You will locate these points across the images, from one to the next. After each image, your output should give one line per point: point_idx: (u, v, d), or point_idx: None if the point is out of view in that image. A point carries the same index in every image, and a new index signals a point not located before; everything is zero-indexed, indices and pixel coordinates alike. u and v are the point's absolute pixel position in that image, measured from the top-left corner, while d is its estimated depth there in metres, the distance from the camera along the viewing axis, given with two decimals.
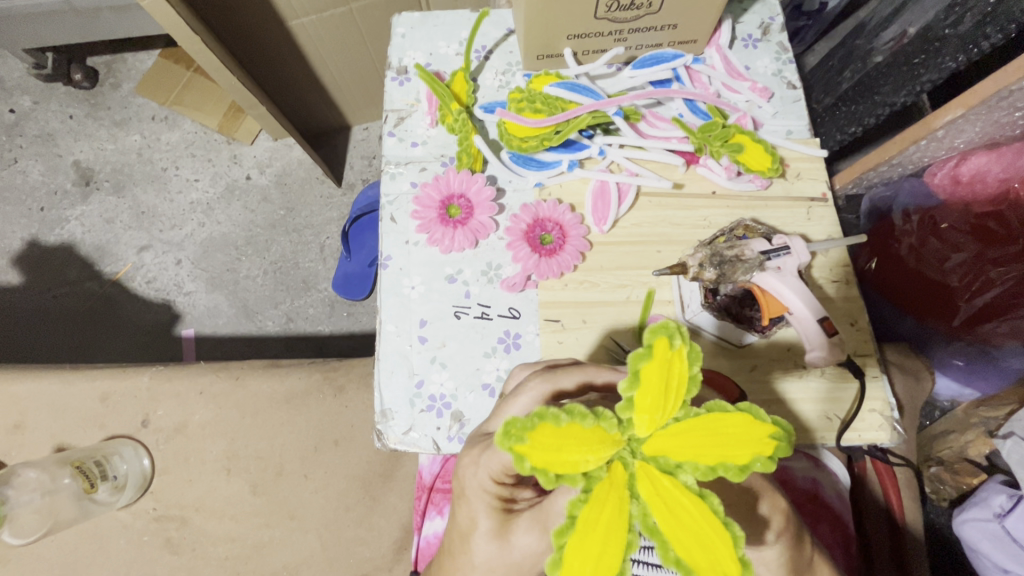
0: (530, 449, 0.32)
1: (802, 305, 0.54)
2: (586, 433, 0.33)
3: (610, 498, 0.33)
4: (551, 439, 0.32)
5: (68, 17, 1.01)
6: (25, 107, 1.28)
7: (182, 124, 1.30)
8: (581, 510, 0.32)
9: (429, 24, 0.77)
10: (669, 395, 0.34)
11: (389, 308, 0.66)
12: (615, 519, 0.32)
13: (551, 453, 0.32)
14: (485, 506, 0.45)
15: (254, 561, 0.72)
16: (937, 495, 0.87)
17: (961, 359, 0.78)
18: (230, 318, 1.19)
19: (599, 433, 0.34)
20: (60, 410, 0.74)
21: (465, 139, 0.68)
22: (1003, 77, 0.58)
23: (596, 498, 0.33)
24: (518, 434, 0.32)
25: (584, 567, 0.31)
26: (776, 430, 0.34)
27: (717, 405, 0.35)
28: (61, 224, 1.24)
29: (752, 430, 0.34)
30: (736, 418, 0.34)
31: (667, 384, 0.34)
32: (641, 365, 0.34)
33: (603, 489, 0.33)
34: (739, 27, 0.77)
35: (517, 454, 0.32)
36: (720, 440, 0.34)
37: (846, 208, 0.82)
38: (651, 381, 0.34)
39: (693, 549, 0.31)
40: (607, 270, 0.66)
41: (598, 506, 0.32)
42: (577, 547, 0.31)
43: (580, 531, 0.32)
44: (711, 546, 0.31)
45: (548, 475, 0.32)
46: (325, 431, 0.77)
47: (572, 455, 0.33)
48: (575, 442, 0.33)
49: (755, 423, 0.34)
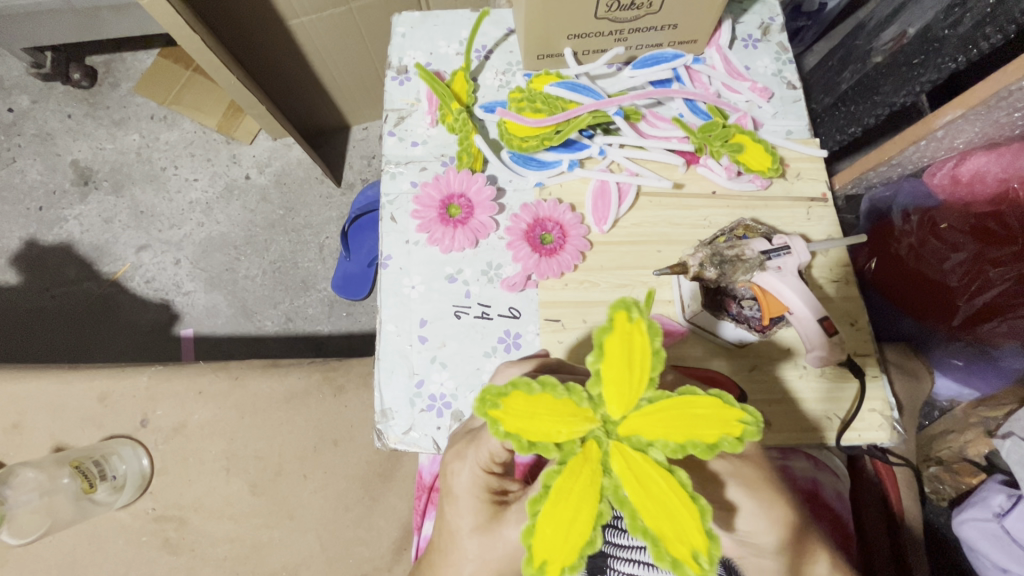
0: (505, 416, 0.36)
1: (802, 303, 0.55)
2: (558, 407, 0.37)
3: (583, 471, 0.36)
4: (526, 408, 0.36)
5: (67, 16, 1.00)
6: (24, 106, 1.28)
7: (181, 123, 1.29)
8: (554, 480, 0.35)
9: (429, 24, 0.77)
10: (634, 370, 0.37)
11: (389, 307, 0.66)
12: (586, 490, 0.35)
13: (525, 421, 0.36)
14: (474, 501, 0.47)
15: (253, 561, 0.72)
16: (936, 495, 0.87)
17: (961, 359, 0.78)
18: (229, 318, 1.19)
19: (571, 406, 0.37)
20: (58, 409, 0.74)
21: (465, 138, 0.68)
22: (1002, 77, 0.58)
23: (568, 470, 0.35)
24: (495, 401, 0.36)
25: (557, 533, 0.34)
26: (744, 415, 0.35)
27: (688, 389, 0.37)
28: (60, 223, 1.24)
29: (721, 412, 0.36)
30: (706, 402, 0.36)
31: (633, 361, 0.37)
32: (605, 341, 0.38)
33: (576, 462, 0.36)
34: (739, 27, 0.77)
35: (493, 419, 0.36)
36: (688, 419, 0.36)
37: (846, 208, 0.80)
38: (616, 356, 0.37)
39: (660, 519, 0.34)
40: (607, 270, 0.66)
41: (570, 478, 0.35)
42: (550, 514, 0.34)
43: (553, 499, 0.35)
44: (678, 516, 0.34)
45: (521, 443, 0.35)
46: (325, 430, 0.77)
47: (546, 427, 0.36)
48: (548, 415, 0.36)
49: (724, 407, 0.36)
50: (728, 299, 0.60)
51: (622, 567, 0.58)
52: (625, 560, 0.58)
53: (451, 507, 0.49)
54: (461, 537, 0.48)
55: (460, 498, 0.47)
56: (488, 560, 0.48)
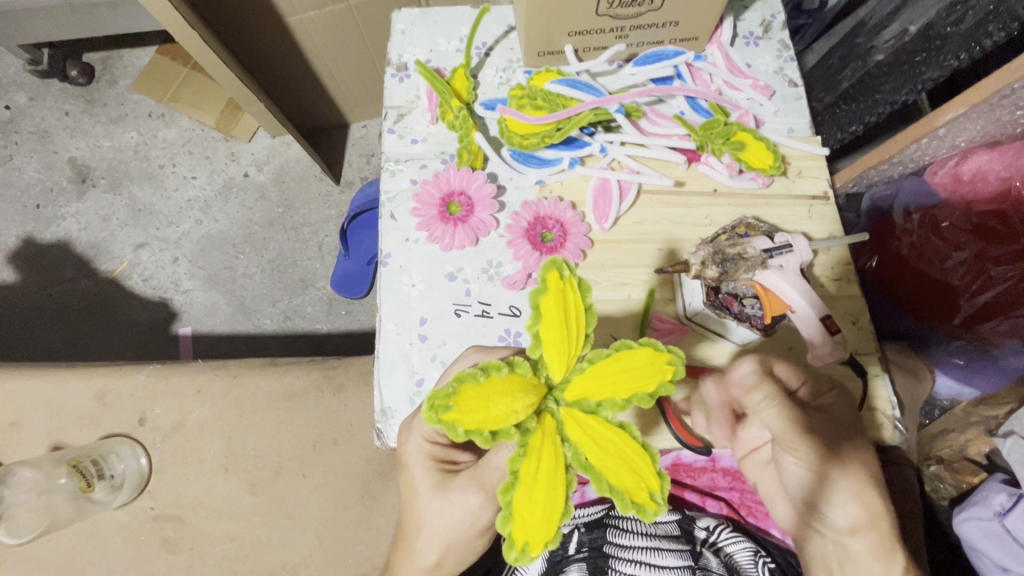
0: (459, 416, 0.37)
1: (805, 302, 0.55)
2: (508, 388, 0.39)
3: (544, 446, 0.39)
4: (475, 400, 0.38)
5: (64, 13, 1.00)
6: (21, 103, 1.28)
7: (179, 121, 1.29)
8: (520, 464, 0.38)
9: (429, 20, 0.77)
10: (570, 327, 0.41)
11: (390, 305, 0.66)
12: (551, 465, 0.39)
13: (479, 414, 0.38)
14: (423, 468, 0.51)
15: (252, 560, 0.72)
16: (936, 493, 0.87)
17: (963, 359, 0.77)
18: (227, 317, 1.19)
19: (518, 382, 0.40)
20: (55, 408, 0.73)
21: (465, 136, 0.67)
22: (1006, 74, 0.58)
23: (531, 449, 0.39)
24: (446, 404, 0.37)
25: (532, 512, 0.37)
26: (672, 356, 0.41)
27: (623, 344, 0.42)
28: (57, 221, 1.23)
29: (654, 359, 0.41)
30: (641, 350, 0.41)
31: (568, 320, 0.41)
32: (542, 305, 0.41)
33: (537, 438, 0.39)
34: (741, 24, 0.76)
35: (449, 422, 0.37)
36: (627, 372, 0.41)
37: (847, 207, 0.81)
38: (554, 322, 0.41)
39: (621, 474, 0.38)
40: (607, 268, 0.66)
41: (534, 456, 0.39)
42: (524, 496, 0.38)
43: (524, 481, 0.38)
44: (635, 465, 0.39)
45: (483, 436, 0.38)
46: (324, 429, 0.77)
47: (504, 413, 0.38)
48: (503, 400, 0.39)
49: (656, 353, 0.41)
50: (728, 298, 0.60)
51: (623, 567, 0.59)
52: (627, 561, 0.60)
53: (406, 479, 0.52)
54: (417, 506, 0.51)
55: (413, 466, 0.51)
56: (440, 527, 0.50)
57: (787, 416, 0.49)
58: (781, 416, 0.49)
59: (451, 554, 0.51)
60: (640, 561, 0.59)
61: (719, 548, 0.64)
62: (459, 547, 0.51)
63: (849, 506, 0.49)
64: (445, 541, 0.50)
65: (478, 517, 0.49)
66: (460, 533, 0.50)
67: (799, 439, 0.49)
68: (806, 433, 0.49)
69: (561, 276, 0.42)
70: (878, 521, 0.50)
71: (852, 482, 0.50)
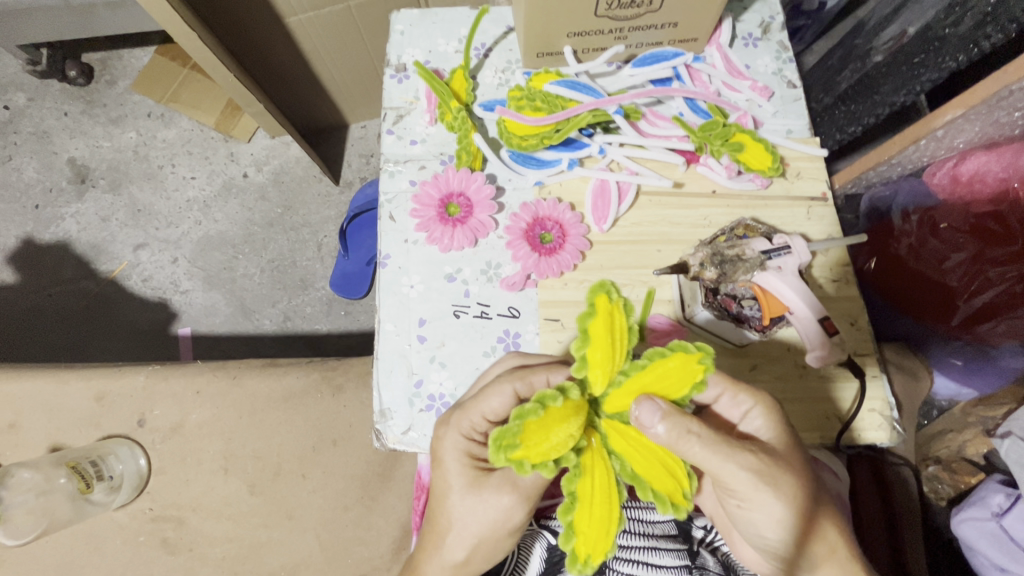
0: (524, 452, 0.41)
1: (803, 304, 0.56)
2: (562, 415, 0.42)
3: (597, 464, 0.44)
4: (537, 432, 0.41)
5: (62, 14, 1.00)
6: (20, 103, 1.28)
7: (178, 121, 1.29)
8: (577, 484, 0.43)
9: (429, 21, 0.77)
10: (614, 346, 0.46)
11: (389, 307, 0.66)
12: (605, 482, 0.44)
13: (542, 446, 0.41)
14: (458, 466, 0.49)
15: (252, 561, 0.72)
16: (935, 494, 0.86)
17: (960, 359, 0.78)
18: (227, 317, 1.19)
19: (569, 406, 0.43)
20: (54, 410, 0.73)
21: (465, 137, 0.68)
22: (1004, 76, 0.58)
23: (585, 468, 0.44)
24: (513, 443, 0.41)
25: (591, 527, 0.42)
26: (702, 356, 0.44)
27: (656, 354, 0.45)
28: (57, 222, 1.23)
29: (687, 364, 0.44)
30: (675, 356, 0.45)
31: (610, 340, 0.46)
32: (589, 326, 0.46)
33: (589, 456, 0.44)
34: (739, 25, 0.76)
35: (518, 460, 0.41)
36: (661, 380, 0.45)
37: (846, 208, 0.79)
38: (599, 341, 0.45)
39: (663, 481, 0.44)
40: (607, 269, 0.66)
41: (589, 475, 0.44)
42: (584, 514, 0.43)
43: (582, 500, 0.43)
44: (673, 471, 0.44)
45: (548, 465, 0.42)
46: (323, 430, 0.77)
47: (563, 439, 0.42)
48: (561, 427, 0.42)
49: (687, 356, 0.45)
50: (728, 299, 0.60)
51: (620, 567, 0.59)
52: (625, 561, 0.59)
53: (437, 478, 0.51)
54: (448, 503, 0.50)
55: (447, 464, 0.50)
56: (472, 525, 0.49)
57: (745, 464, 0.43)
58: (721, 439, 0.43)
59: (480, 552, 0.50)
60: (638, 560, 0.59)
61: (716, 548, 0.64)
62: (486, 546, 0.50)
63: (812, 542, 0.48)
64: (476, 539, 0.49)
65: (513, 517, 0.48)
66: (492, 530, 0.49)
67: (759, 488, 0.44)
68: (767, 478, 0.44)
69: (609, 299, 0.47)
70: (839, 554, 0.49)
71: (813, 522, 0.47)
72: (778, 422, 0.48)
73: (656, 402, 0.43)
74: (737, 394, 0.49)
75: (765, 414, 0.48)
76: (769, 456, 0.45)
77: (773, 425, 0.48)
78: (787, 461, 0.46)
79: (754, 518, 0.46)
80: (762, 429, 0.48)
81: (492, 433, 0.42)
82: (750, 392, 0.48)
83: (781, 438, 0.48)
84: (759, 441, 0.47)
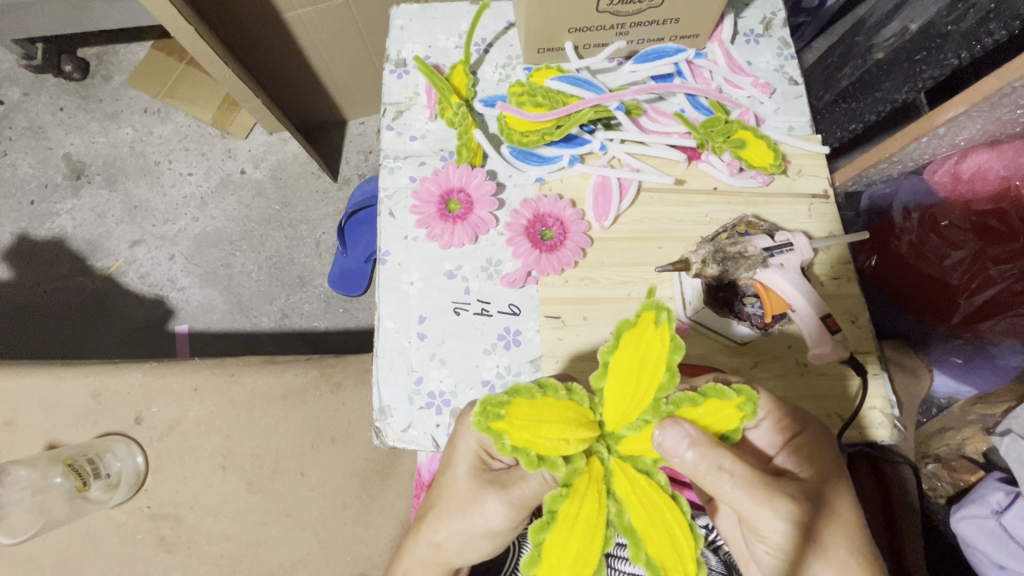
0: (507, 429, 0.42)
1: (805, 301, 0.56)
2: (562, 413, 0.44)
3: (588, 492, 0.43)
4: (525, 414, 0.43)
5: (57, 7, 0.99)
6: (15, 98, 1.27)
7: (175, 117, 1.28)
8: (561, 504, 0.42)
9: (429, 16, 0.77)
10: (645, 366, 0.44)
11: (388, 303, 0.65)
12: (592, 515, 0.42)
13: (534, 436, 0.42)
14: (468, 454, 0.50)
15: (250, 558, 0.71)
16: (934, 491, 0.89)
17: (960, 356, 0.76)
18: (224, 314, 1.18)
19: (574, 406, 0.45)
20: (51, 407, 0.73)
21: (465, 133, 0.67)
22: (1007, 73, 0.57)
23: (574, 490, 0.42)
24: (498, 413, 0.42)
25: (561, 559, 0.41)
26: (741, 402, 0.44)
27: (687, 398, 0.44)
28: (52, 217, 1.22)
29: (723, 410, 0.44)
30: (706, 404, 0.44)
31: (646, 362, 0.44)
32: (626, 334, 0.44)
33: (583, 481, 0.43)
34: (741, 21, 0.76)
35: (498, 432, 0.41)
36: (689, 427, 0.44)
37: (846, 205, 0.80)
38: (626, 362, 0.44)
39: (661, 546, 0.42)
40: (607, 267, 0.66)
41: (575, 499, 0.42)
42: (559, 543, 0.41)
43: (561, 522, 0.41)
44: (677, 541, 0.42)
45: (529, 458, 0.42)
46: (322, 427, 0.76)
47: (554, 441, 0.42)
48: (554, 426, 0.43)
49: (722, 402, 0.44)
50: (731, 297, 0.59)
51: (623, 566, 0.62)
52: (627, 560, 0.62)
53: (446, 457, 0.52)
54: (443, 481, 0.51)
55: (458, 448, 0.50)
56: (452, 512, 0.50)
57: (783, 511, 0.43)
58: (756, 480, 0.42)
59: (455, 540, 0.50)
60: None
61: (719, 546, 0.64)
62: (466, 541, 0.50)
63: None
64: (457, 529, 0.50)
65: (484, 518, 0.48)
66: (475, 529, 0.49)
67: (791, 537, 0.43)
68: (800, 524, 0.43)
69: (658, 318, 0.44)
70: None
71: (842, 564, 0.46)
72: (813, 462, 0.48)
73: (684, 427, 0.41)
74: (780, 421, 0.49)
75: (801, 448, 0.49)
76: (806, 502, 0.44)
77: (808, 463, 0.48)
78: (818, 504, 0.46)
79: (777, 561, 0.45)
80: (797, 464, 0.48)
81: (483, 398, 0.43)
82: (792, 421, 0.49)
83: (815, 475, 0.48)
84: (794, 478, 0.47)
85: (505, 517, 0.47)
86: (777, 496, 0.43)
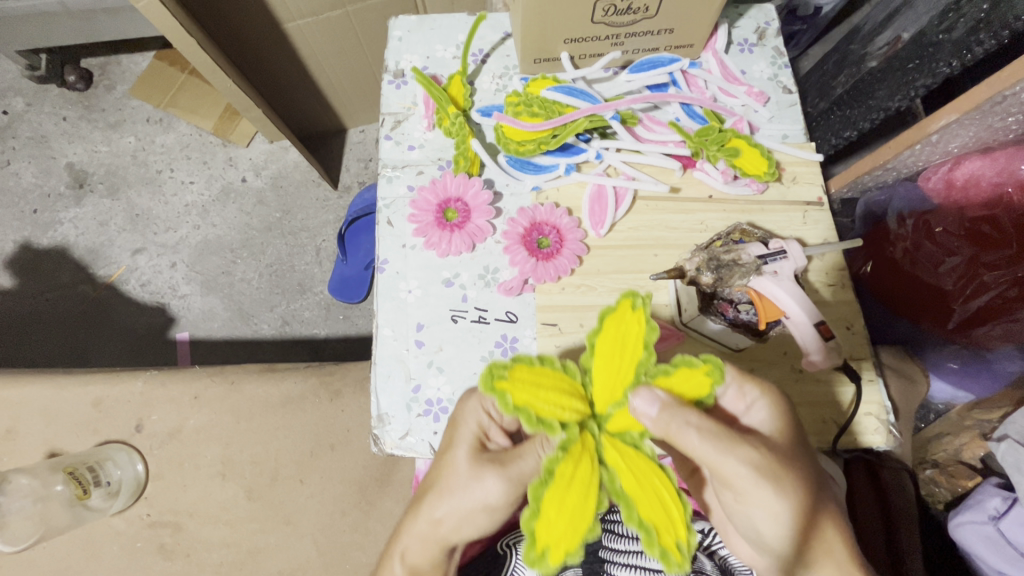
0: (509, 387, 0.43)
1: (800, 309, 0.56)
2: (557, 383, 0.45)
3: (583, 460, 0.43)
4: (527, 377, 0.44)
5: (61, 19, 1.00)
6: (19, 108, 1.28)
7: (177, 126, 1.29)
8: (557, 464, 0.42)
9: (426, 27, 0.78)
10: (627, 344, 0.46)
11: (386, 311, 0.66)
12: (586, 477, 0.42)
13: (531, 398, 0.43)
14: (469, 435, 0.50)
15: (249, 565, 0.72)
16: (933, 497, 0.87)
17: (957, 362, 0.78)
18: (225, 322, 1.19)
19: (566, 380, 0.46)
20: (52, 415, 0.73)
21: (462, 143, 0.68)
22: (997, 82, 0.58)
23: (569, 454, 0.43)
24: (501, 373, 0.43)
25: (558, 514, 0.41)
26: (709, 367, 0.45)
27: (661, 370, 0.46)
28: (54, 226, 1.23)
29: (694, 379, 0.45)
30: (678, 373, 0.46)
31: (626, 341, 0.46)
32: (609, 316, 0.47)
33: (577, 446, 0.43)
34: (736, 31, 0.77)
35: (501, 390, 0.43)
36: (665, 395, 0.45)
37: (842, 211, 0.82)
38: (609, 340, 0.46)
39: (652, 509, 0.42)
40: (605, 275, 0.66)
41: (571, 461, 0.43)
42: (556, 502, 0.41)
43: (558, 480, 0.42)
44: (668, 507, 0.42)
45: (528, 417, 0.42)
46: (321, 434, 0.77)
47: (550, 405, 0.43)
48: (550, 392, 0.44)
49: (691, 370, 0.46)
50: (724, 303, 0.59)
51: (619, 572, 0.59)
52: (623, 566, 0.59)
53: (446, 438, 0.52)
54: (441, 462, 0.51)
55: (459, 429, 0.51)
56: (451, 490, 0.49)
57: (747, 459, 0.42)
58: (717, 432, 0.42)
59: (451, 518, 0.49)
60: (638, 565, 0.59)
61: (714, 551, 0.64)
62: (464, 516, 0.49)
63: (808, 537, 0.45)
64: (457, 506, 0.48)
65: (486, 494, 0.47)
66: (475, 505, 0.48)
67: (761, 487, 0.42)
68: (768, 473, 0.42)
69: (635, 303, 0.47)
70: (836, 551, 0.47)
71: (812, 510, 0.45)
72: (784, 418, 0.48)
73: (655, 392, 0.43)
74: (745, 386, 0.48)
75: (771, 406, 0.48)
76: (771, 451, 0.44)
77: (778, 419, 0.48)
78: (790, 455, 0.45)
79: (753, 516, 0.44)
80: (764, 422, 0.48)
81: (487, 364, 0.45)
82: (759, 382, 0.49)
83: (784, 432, 0.47)
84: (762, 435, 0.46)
85: (504, 492, 0.47)
86: (740, 447, 0.42)
